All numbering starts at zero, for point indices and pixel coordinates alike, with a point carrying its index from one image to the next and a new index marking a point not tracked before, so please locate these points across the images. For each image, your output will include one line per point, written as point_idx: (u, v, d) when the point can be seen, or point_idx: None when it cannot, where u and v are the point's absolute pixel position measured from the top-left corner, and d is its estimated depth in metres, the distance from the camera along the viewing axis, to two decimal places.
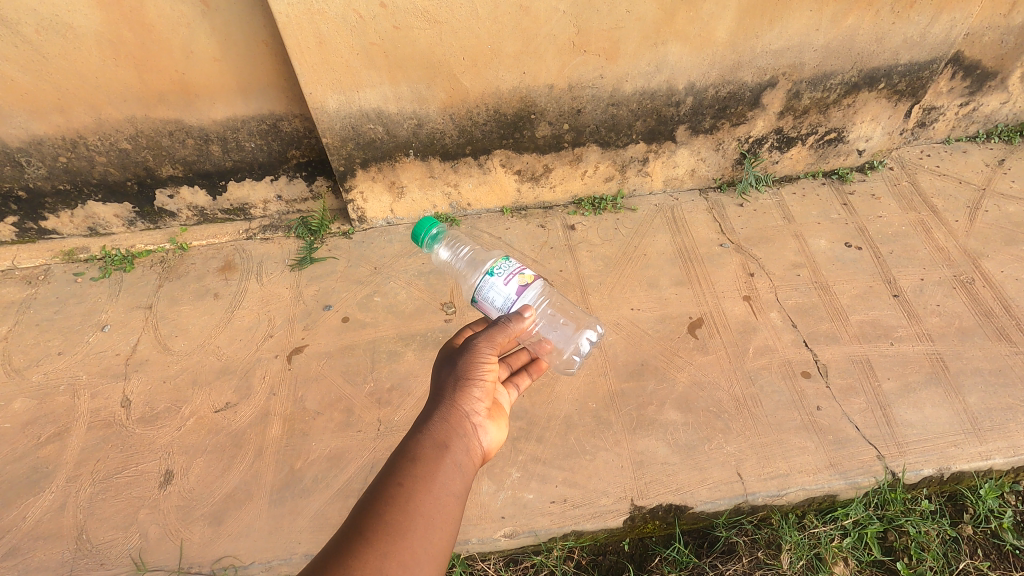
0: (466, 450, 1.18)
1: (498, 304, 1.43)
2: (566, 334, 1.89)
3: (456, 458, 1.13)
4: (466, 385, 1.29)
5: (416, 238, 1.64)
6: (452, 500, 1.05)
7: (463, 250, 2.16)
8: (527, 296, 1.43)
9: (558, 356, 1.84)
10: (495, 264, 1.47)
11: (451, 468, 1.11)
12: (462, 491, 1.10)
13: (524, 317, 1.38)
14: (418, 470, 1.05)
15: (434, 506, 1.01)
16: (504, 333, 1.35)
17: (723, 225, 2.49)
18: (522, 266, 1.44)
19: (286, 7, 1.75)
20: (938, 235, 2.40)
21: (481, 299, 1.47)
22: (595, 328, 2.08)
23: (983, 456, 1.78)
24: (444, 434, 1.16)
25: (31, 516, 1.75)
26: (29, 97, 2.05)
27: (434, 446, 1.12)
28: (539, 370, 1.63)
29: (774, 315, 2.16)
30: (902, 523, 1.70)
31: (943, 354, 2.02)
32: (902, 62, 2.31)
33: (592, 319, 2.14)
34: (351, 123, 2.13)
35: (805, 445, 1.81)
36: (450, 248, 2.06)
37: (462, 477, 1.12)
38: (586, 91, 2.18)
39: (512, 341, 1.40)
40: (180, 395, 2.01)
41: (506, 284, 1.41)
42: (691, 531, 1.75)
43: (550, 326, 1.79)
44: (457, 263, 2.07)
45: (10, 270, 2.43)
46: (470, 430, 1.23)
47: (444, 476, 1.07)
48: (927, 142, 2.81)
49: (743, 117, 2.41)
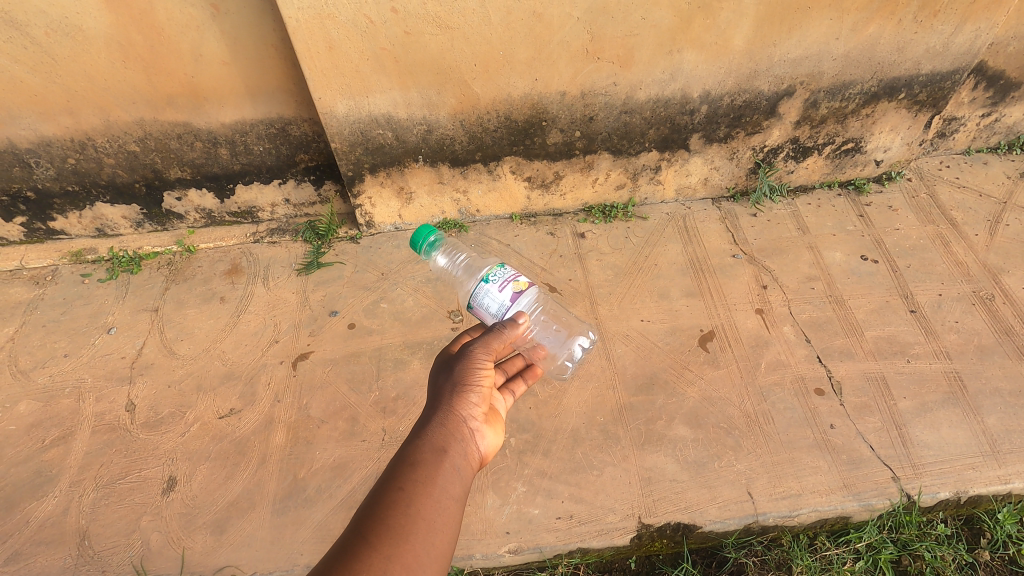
0: (465, 454, 1.15)
1: (492, 310, 1.41)
2: (558, 340, 1.92)
3: (455, 462, 1.10)
4: (464, 389, 1.25)
5: (414, 244, 1.62)
6: (453, 504, 1.02)
7: (461, 258, 2.31)
8: (521, 303, 1.41)
9: (551, 361, 1.87)
10: (490, 271, 1.45)
11: (451, 473, 1.07)
12: (462, 495, 1.07)
13: (519, 325, 1.34)
14: (418, 474, 1.03)
15: (435, 510, 0.98)
16: (500, 339, 1.32)
17: (735, 235, 2.45)
18: (516, 274, 1.42)
19: (296, 12, 1.73)
20: (957, 249, 2.34)
21: (476, 305, 1.44)
22: (588, 335, 2.08)
23: (1002, 480, 1.73)
24: (442, 439, 1.13)
25: (33, 521, 1.74)
26: (38, 98, 2.04)
27: (434, 450, 1.09)
28: (536, 376, 1.58)
29: (787, 329, 2.11)
30: (917, 548, 1.65)
31: (962, 373, 1.97)
32: (923, 72, 2.25)
33: (585, 326, 2.13)
34: (360, 128, 2.11)
35: (818, 465, 1.77)
36: (448, 255, 2.23)
37: (461, 482, 1.09)
38: (599, 98, 2.15)
39: (508, 347, 1.36)
40: (185, 400, 2.00)
41: (501, 291, 1.39)
42: (698, 550, 1.72)
43: (542, 332, 1.82)
44: (454, 270, 2.23)
45: (18, 270, 2.43)
46: (469, 434, 1.20)
47: (444, 480, 1.04)
48: (947, 153, 2.76)
49: (758, 126, 2.36)
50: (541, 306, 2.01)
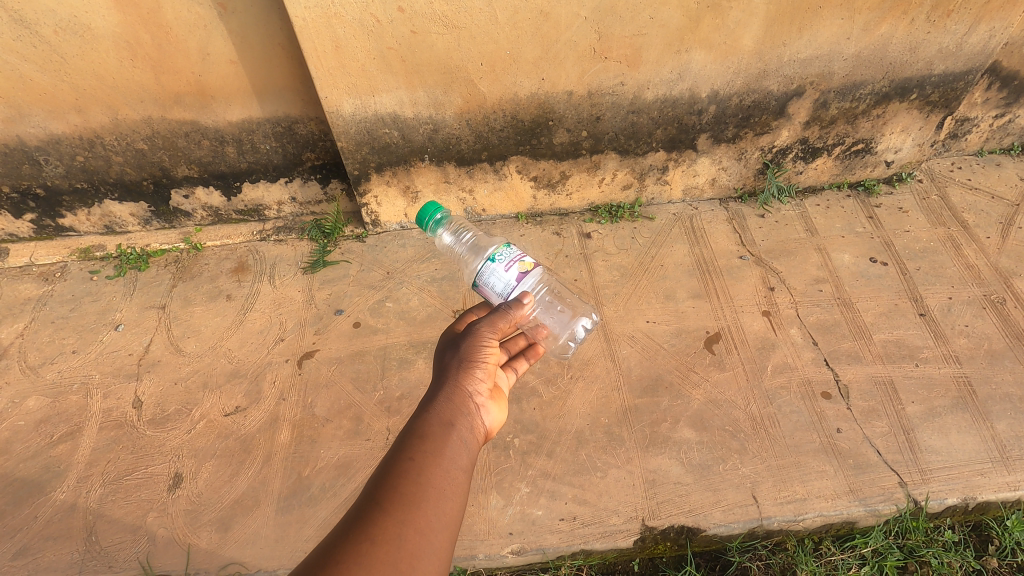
0: (472, 427, 1.15)
1: (497, 290, 1.40)
2: (562, 320, 1.90)
3: (463, 435, 1.11)
4: (470, 366, 1.26)
5: (421, 221, 1.60)
6: (461, 474, 1.02)
7: (467, 236, 2.17)
8: (527, 283, 1.40)
9: (554, 341, 1.87)
10: (496, 250, 1.43)
11: (458, 444, 1.08)
12: (469, 466, 1.07)
13: (524, 304, 1.35)
14: (427, 444, 1.03)
15: (445, 478, 0.98)
16: (506, 318, 1.33)
17: (743, 236, 2.43)
18: (522, 253, 1.40)
19: (303, 11, 1.73)
20: (968, 253, 2.32)
21: (481, 284, 1.43)
22: (590, 316, 2.11)
23: (1011, 487, 1.71)
24: (449, 413, 1.13)
25: (42, 515, 1.76)
26: (48, 97, 2.06)
27: (441, 423, 1.10)
28: (537, 354, 1.55)
29: (794, 332, 2.10)
30: (924, 554, 1.64)
31: (971, 378, 1.95)
32: (936, 72, 2.22)
33: (587, 307, 2.17)
34: (366, 127, 2.11)
35: (824, 469, 1.75)
36: (453, 233, 2.06)
37: (469, 453, 1.09)
38: (606, 98, 2.13)
39: (512, 327, 1.38)
40: (192, 397, 2.01)
41: (507, 271, 1.37)
42: (702, 553, 1.70)
43: (546, 313, 1.80)
44: (459, 249, 2.07)
45: (28, 266, 2.46)
46: (475, 408, 1.20)
47: (452, 451, 1.05)
48: (959, 154, 2.72)
49: (767, 127, 2.34)
50: (546, 286, 2.01)
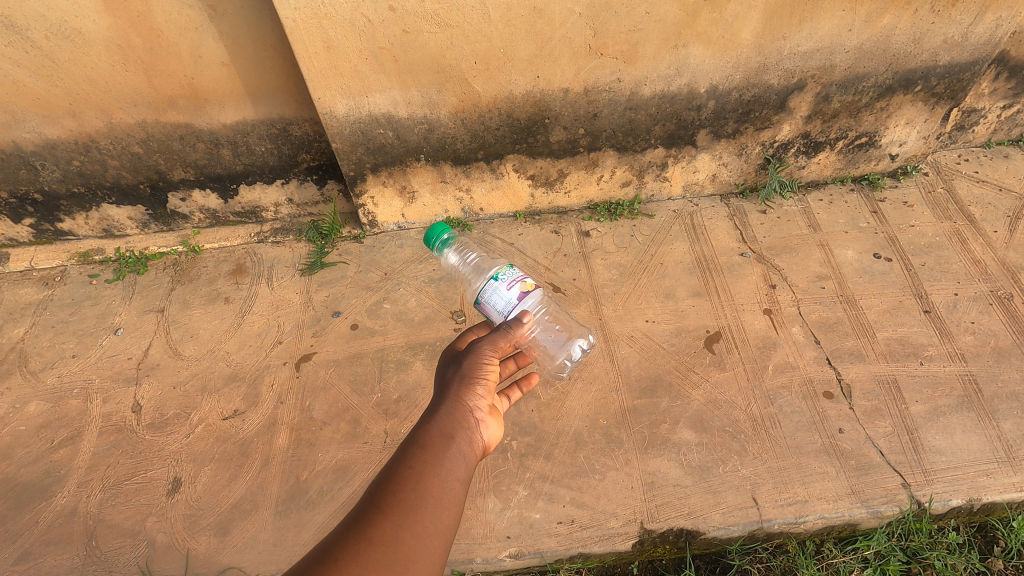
0: (471, 441, 1.12)
1: (499, 308, 1.38)
2: (557, 341, 1.90)
3: (462, 447, 1.09)
4: (471, 382, 1.22)
5: (427, 241, 1.60)
6: (458, 485, 1.01)
7: (471, 256, 2.20)
8: (527, 303, 1.39)
9: (548, 360, 1.87)
10: (499, 269, 1.43)
11: (457, 457, 1.06)
12: (467, 479, 1.05)
13: (524, 323, 1.32)
14: (427, 454, 1.02)
15: (443, 488, 0.97)
16: (506, 337, 1.30)
17: (744, 233, 2.39)
18: (524, 274, 1.40)
19: (293, 12, 1.71)
20: (975, 247, 2.27)
21: (483, 302, 1.42)
22: (586, 338, 2.05)
23: (1017, 487, 1.68)
24: (449, 425, 1.11)
25: (43, 520, 1.77)
26: (41, 101, 2.05)
27: (441, 435, 1.08)
28: (530, 385, 1.48)
29: (795, 330, 2.07)
30: (927, 556, 1.61)
31: (977, 376, 1.91)
32: (941, 63, 2.18)
33: (585, 329, 2.09)
34: (361, 128, 2.09)
35: (825, 470, 1.73)
36: (458, 252, 2.07)
37: (467, 466, 1.07)
38: (602, 94, 2.10)
39: (513, 346, 1.35)
40: (190, 401, 2.01)
41: (509, 290, 1.37)
42: (702, 556, 1.69)
43: (545, 333, 1.80)
44: (464, 269, 2.08)
45: (27, 271, 2.46)
46: (475, 423, 1.17)
47: (450, 463, 1.03)
48: (966, 145, 2.67)
49: (767, 122, 2.30)
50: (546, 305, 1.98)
